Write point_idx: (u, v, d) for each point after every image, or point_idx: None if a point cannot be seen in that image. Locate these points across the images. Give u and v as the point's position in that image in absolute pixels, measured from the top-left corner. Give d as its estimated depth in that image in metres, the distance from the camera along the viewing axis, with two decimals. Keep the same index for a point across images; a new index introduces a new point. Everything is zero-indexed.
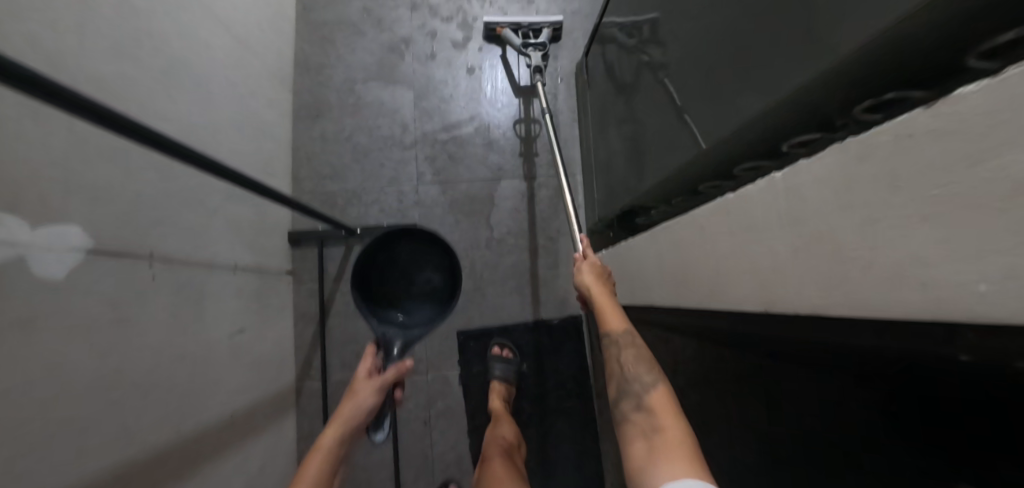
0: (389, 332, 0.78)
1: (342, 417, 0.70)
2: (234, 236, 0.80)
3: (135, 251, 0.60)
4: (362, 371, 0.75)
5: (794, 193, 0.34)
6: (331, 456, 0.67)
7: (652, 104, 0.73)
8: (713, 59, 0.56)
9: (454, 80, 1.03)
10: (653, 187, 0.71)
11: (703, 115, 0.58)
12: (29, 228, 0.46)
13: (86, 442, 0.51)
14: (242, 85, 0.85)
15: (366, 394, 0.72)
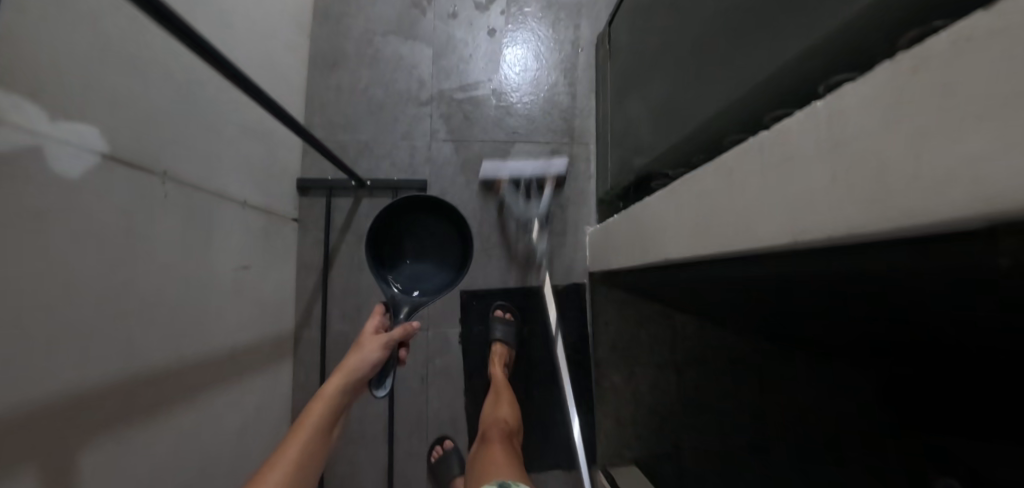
0: (398, 296, 0.77)
1: (346, 368, 0.70)
2: (245, 172, 0.79)
3: (149, 166, 0.58)
4: (370, 327, 0.74)
5: (837, 119, 0.34)
6: (332, 405, 0.68)
7: (669, 67, 0.73)
8: (734, 10, 0.55)
9: (475, 41, 1.02)
10: (670, 148, 0.71)
11: (722, 70, 0.58)
12: (47, 119, 0.45)
13: (90, 348, 0.50)
14: (263, 22, 0.83)
15: (372, 349, 0.71)
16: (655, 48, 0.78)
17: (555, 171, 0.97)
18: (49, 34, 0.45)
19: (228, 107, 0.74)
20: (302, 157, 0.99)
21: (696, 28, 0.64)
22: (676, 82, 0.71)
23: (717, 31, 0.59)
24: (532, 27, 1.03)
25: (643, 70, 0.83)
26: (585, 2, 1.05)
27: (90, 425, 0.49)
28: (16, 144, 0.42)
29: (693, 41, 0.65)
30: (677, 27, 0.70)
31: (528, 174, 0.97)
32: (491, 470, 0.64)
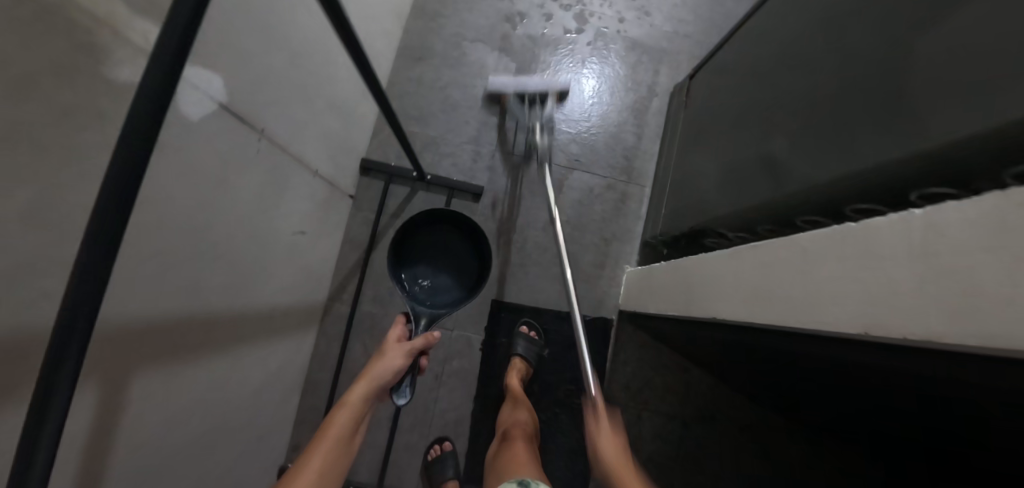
0: (418, 306, 0.79)
1: (370, 376, 0.72)
2: (322, 143, 0.82)
3: (252, 122, 0.61)
4: (393, 335, 0.76)
5: (934, 233, 0.36)
6: (356, 411, 0.71)
7: (747, 136, 0.74)
8: (836, 96, 0.55)
9: (556, 65, 1.06)
10: (730, 210, 0.73)
11: (808, 150, 0.58)
12: (192, 68, 0.48)
13: (166, 282, 0.52)
14: (369, 8, 0.87)
15: (394, 357, 0.74)
16: (733, 110, 0.81)
17: (558, 85, 0.98)
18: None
19: (325, 80, 0.77)
20: (371, 138, 1.02)
21: (787, 106, 0.65)
22: (745, 148, 0.73)
23: (806, 114, 0.60)
24: (612, 63, 1.07)
25: (716, 127, 0.85)
26: (669, 52, 1.08)
27: (147, 355, 0.51)
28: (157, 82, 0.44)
29: (781, 117, 0.66)
30: (766, 100, 0.71)
31: (533, 87, 0.98)
32: (516, 470, 0.66)
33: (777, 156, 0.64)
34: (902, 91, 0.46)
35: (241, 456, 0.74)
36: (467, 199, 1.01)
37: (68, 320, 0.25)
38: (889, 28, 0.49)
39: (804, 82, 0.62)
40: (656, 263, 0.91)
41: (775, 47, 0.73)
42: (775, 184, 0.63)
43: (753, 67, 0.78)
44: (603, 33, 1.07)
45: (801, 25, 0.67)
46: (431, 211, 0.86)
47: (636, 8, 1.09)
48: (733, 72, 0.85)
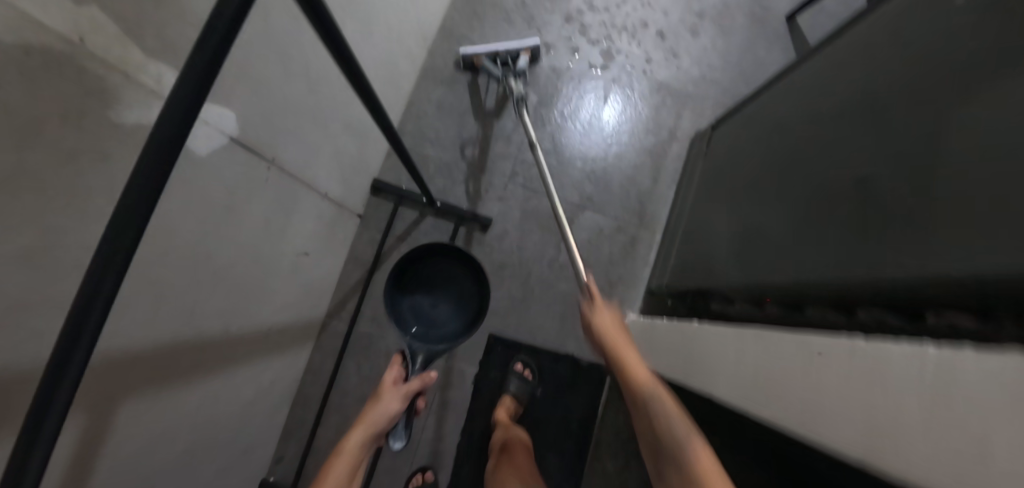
0: (414, 343, 0.76)
1: (366, 421, 0.74)
2: (334, 166, 0.82)
3: (263, 153, 0.61)
4: (388, 378, 0.77)
5: (948, 379, 0.33)
6: (352, 460, 0.73)
7: (766, 205, 0.71)
8: (861, 187, 0.53)
9: (577, 101, 1.04)
10: (739, 280, 0.70)
11: (825, 237, 0.55)
12: (218, 117, 0.51)
13: (161, 312, 0.51)
14: (393, 33, 0.86)
15: (389, 401, 0.75)
16: (754, 172, 0.78)
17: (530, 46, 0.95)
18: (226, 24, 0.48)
19: (343, 105, 0.77)
20: (385, 158, 1.02)
21: (810, 184, 0.63)
22: (762, 219, 0.70)
23: (829, 201, 0.58)
24: (635, 104, 1.05)
25: (735, 186, 0.82)
26: (694, 96, 1.06)
27: (137, 384, 0.50)
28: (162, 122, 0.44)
29: (802, 194, 0.63)
30: (789, 172, 0.68)
31: (502, 48, 0.95)
32: None
33: (795, 238, 0.61)
34: (929, 199, 0.43)
35: (225, 472, 0.74)
36: (474, 228, 1.00)
37: (68, 342, 0.22)
38: (923, 128, 0.47)
39: (832, 164, 0.60)
40: (660, 318, 0.88)
41: (804, 116, 0.70)
42: (789, 267, 0.60)
43: (778, 132, 0.76)
44: (629, 72, 1.06)
45: (833, 100, 0.65)
46: (432, 244, 0.84)
47: (665, 48, 1.07)
48: (757, 131, 0.82)
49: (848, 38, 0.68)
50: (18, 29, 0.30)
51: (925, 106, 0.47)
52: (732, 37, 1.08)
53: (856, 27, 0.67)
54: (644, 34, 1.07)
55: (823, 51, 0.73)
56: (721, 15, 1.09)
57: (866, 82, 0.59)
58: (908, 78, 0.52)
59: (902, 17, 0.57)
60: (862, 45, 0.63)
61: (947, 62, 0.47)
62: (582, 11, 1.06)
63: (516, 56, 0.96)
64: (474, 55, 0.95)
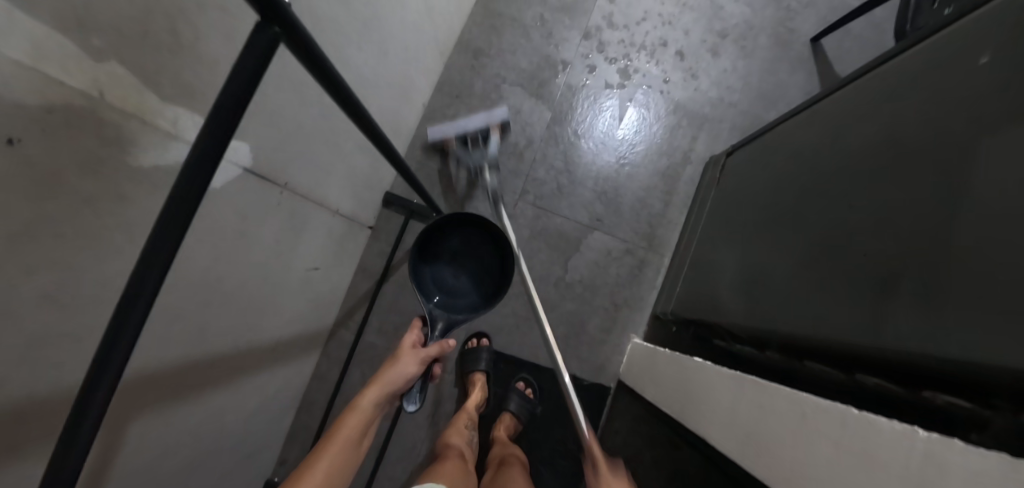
0: (434, 310, 0.82)
1: (383, 380, 0.77)
2: (346, 185, 0.83)
3: (275, 180, 0.63)
4: (408, 341, 0.81)
5: (930, 470, 0.33)
6: (367, 415, 0.74)
7: (774, 245, 0.70)
8: (873, 245, 0.51)
9: (592, 120, 1.04)
10: (741, 321, 0.70)
11: (834, 292, 0.54)
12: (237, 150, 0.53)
13: (171, 336, 0.54)
14: (410, 50, 0.86)
15: (408, 363, 0.79)
16: (766, 207, 0.76)
17: (497, 118, 0.96)
18: (234, 61, 0.48)
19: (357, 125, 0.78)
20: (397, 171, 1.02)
21: (821, 231, 0.61)
22: (769, 261, 0.69)
23: (839, 255, 0.56)
24: (650, 124, 1.04)
25: (746, 221, 0.81)
26: (711, 118, 1.06)
27: (147, 403, 0.53)
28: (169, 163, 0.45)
29: (813, 240, 0.62)
30: (799, 214, 0.67)
31: (471, 128, 0.96)
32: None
33: (800, 287, 0.60)
34: (944, 272, 0.42)
35: (230, 476, 0.77)
36: None
37: (99, 366, 0.25)
38: (944, 193, 0.45)
39: (844, 213, 0.58)
40: (662, 348, 0.88)
41: (822, 155, 0.68)
42: (793, 317, 0.59)
43: (792, 169, 0.74)
44: (646, 93, 1.05)
45: (850, 145, 0.63)
46: (462, 214, 0.85)
47: (684, 69, 1.06)
48: (771, 163, 0.81)
49: (870, 79, 0.66)
50: (41, 93, 0.31)
51: (948, 171, 0.46)
52: (754, 59, 1.08)
53: (882, 67, 0.65)
54: (663, 53, 1.06)
55: (844, 88, 0.71)
56: (744, 35, 1.09)
57: (886, 131, 0.57)
58: (930, 136, 0.49)
59: (928, 66, 0.55)
60: (886, 89, 0.61)
61: (971, 124, 0.45)
62: (602, 28, 1.05)
63: (485, 132, 0.98)
64: (443, 137, 0.95)
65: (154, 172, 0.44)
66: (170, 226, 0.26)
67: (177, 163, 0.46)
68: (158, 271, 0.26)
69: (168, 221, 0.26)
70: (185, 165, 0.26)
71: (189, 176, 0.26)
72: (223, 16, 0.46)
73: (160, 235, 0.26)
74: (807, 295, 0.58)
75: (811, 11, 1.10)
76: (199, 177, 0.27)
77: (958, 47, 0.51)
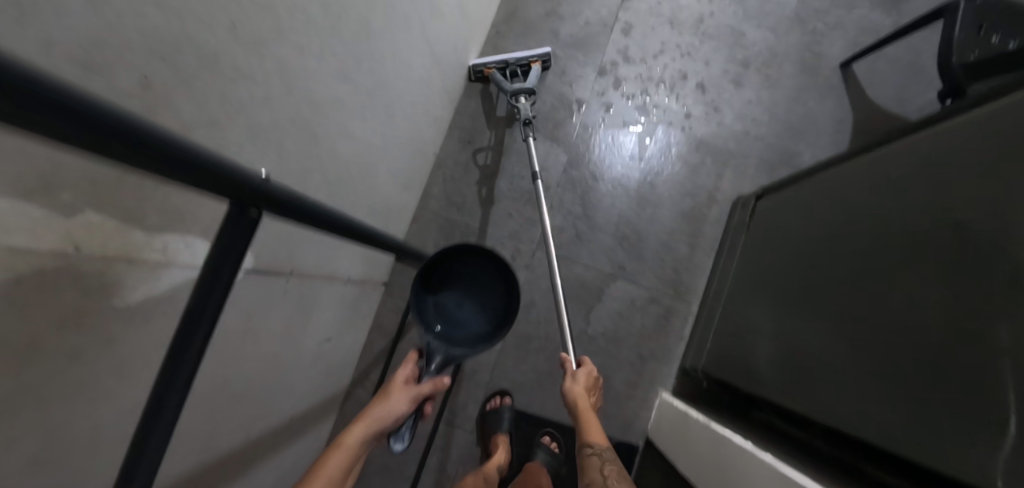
0: (433, 343, 0.76)
1: (371, 418, 0.70)
2: (356, 251, 0.79)
3: (280, 270, 0.58)
4: (400, 375, 0.74)
5: None
6: (352, 454, 0.68)
7: (806, 313, 0.65)
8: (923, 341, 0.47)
9: (610, 161, 0.99)
10: (766, 393, 0.67)
11: (888, 394, 0.49)
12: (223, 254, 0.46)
13: (175, 457, 0.49)
14: (419, 105, 0.83)
15: (400, 401, 0.72)
16: (799, 266, 0.71)
17: (540, 55, 0.95)
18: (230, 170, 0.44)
19: (365, 191, 0.73)
20: (410, 223, 0.98)
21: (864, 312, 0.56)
22: (801, 330, 0.65)
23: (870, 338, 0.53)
24: (671, 163, 1.00)
25: (778, 277, 0.75)
26: (737, 153, 1.00)
27: None
28: (163, 289, 0.42)
29: (845, 316, 0.58)
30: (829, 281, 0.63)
31: (513, 58, 0.94)
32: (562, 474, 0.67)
33: (832, 370, 0.57)
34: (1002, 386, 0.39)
35: None
36: None
37: None
38: (999, 288, 0.42)
39: (889, 296, 0.53)
40: (688, 406, 0.85)
41: (859, 216, 0.63)
42: (826, 401, 0.57)
43: (823, 225, 0.69)
44: (667, 130, 1.01)
45: (893, 213, 0.57)
46: (472, 247, 0.83)
47: (706, 102, 1.02)
48: (805, 216, 0.74)
49: (916, 138, 0.59)
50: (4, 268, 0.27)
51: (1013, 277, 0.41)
52: (780, 88, 1.03)
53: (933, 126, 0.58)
54: (683, 87, 1.02)
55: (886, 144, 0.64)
56: (768, 63, 1.04)
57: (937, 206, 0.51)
58: (994, 227, 0.44)
59: (982, 138, 0.49)
60: (932, 154, 0.55)
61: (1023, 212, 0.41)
62: (617, 63, 1.03)
63: (525, 67, 0.95)
64: (486, 64, 0.95)
65: (144, 301, 0.40)
66: (172, 390, 0.28)
67: (170, 286, 0.42)
68: (145, 463, 0.28)
69: (152, 426, 0.27)
70: (162, 376, 0.27)
71: (165, 380, 0.27)
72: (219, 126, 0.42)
73: (146, 429, 0.27)
74: (839, 378, 0.56)
75: (839, 33, 1.05)
76: (178, 375, 0.28)
77: (1016, 121, 0.45)
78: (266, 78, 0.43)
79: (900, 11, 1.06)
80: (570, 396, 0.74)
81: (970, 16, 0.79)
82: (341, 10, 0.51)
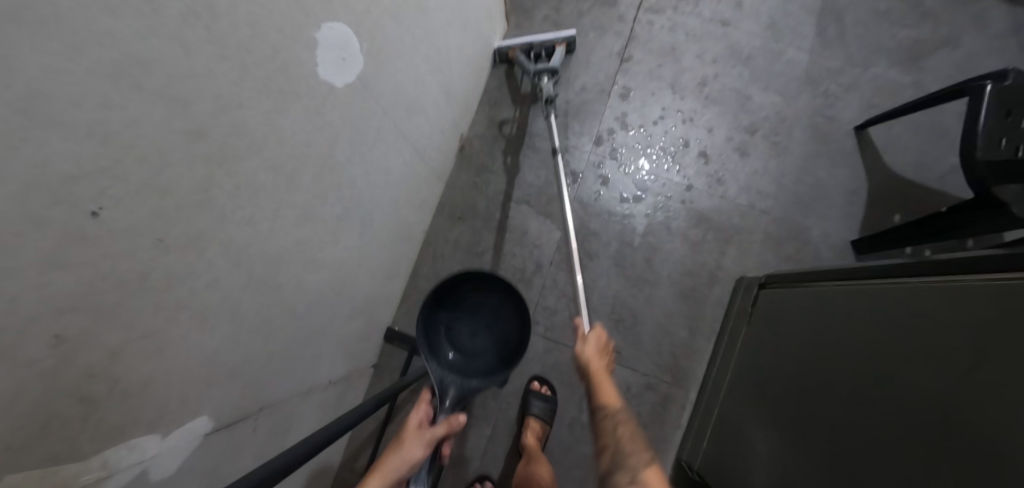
0: (446, 378, 0.75)
1: (384, 468, 0.63)
2: (337, 352, 0.77)
3: (247, 413, 0.56)
4: (414, 421, 0.71)
5: None
6: None
7: (794, 443, 0.62)
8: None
9: (605, 236, 0.96)
10: None
11: None
12: (160, 439, 0.42)
13: None
14: (402, 199, 0.80)
15: (415, 445, 0.67)
16: (789, 383, 0.68)
17: (565, 38, 0.95)
18: (179, 360, 0.41)
19: (344, 298, 0.71)
20: (399, 303, 0.97)
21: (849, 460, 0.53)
22: (788, 461, 0.62)
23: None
24: (672, 239, 0.95)
25: (773, 388, 0.71)
26: (741, 228, 0.95)
27: None
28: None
29: (833, 459, 0.55)
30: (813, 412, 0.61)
31: (539, 40, 0.95)
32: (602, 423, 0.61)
33: None
34: None
35: None
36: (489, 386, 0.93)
37: None
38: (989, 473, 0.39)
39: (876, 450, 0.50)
40: None
41: (850, 347, 0.60)
42: None
43: (814, 346, 0.66)
44: (666, 203, 0.96)
45: (893, 357, 0.52)
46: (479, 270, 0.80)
47: (708, 173, 0.97)
48: (803, 327, 0.70)
49: (921, 278, 0.55)
50: None
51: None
52: (789, 156, 0.97)
53: (935, 268, 0.54)
54: (684, 156, 0.97)
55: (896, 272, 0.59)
56: (776, 129, 0.98)
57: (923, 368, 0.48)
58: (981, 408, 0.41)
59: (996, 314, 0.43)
60: (935, 305, 0.51)
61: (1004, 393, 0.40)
62: (614, 131, 0.98)
63: (549, 50, 0.96)
64: (511, 46, 0.96)
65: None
66: None
67: None
68: None
69: None
70: None
71: None
72: (165, 326, 0.39)
73: None
74: None
75: (853, 95, 0.98)
76: None
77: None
78: (209, 263, 0.41)
79: (920, 69, 0.98)
80: (582, 359, 0.69)
81: (996, 100, 0.69)
82: (297, 164, 0.48)
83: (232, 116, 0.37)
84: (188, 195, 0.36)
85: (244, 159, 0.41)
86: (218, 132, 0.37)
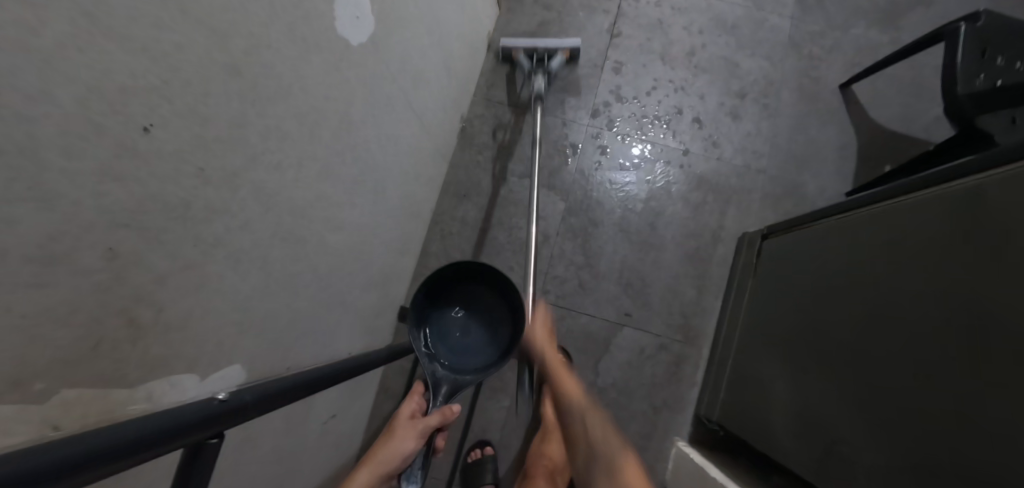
0: (438, 373, 0.71)
1: (376, 459, 0.65)
2: (355, 324, 0.78)
3: (276, 372, 0.57)
4: (407, 411, 0.71)
5: None
6: None
7: (808, 373, 0.64)
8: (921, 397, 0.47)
9: (608, 203, 0.98)
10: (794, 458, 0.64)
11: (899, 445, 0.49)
12: (199, 381, 0.44)
13: None
14: (410, 173, 0.82)
15: (407, 436, 0.67)
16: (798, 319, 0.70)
17: (569, 46, 0.92)
18: (214, 300, 0.43)
19: (360, 268, 0.73)
20: (410, 282, 0.98)
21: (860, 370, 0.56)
22: (805, 388, 0.64)
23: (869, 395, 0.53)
24: (673, 203, 0.98)
25: (783, 328, 0.73)
26: (739, 188, 0.98)
27: None
28: None
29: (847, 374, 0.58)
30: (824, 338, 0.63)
31: (542, 44, 0.93)
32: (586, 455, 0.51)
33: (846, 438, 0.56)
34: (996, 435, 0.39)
35: None
36: None
37: None
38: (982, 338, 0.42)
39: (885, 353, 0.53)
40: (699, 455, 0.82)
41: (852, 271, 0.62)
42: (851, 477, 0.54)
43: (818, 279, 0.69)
44: (664, 168, 0.99)
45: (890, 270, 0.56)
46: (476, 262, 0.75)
47: (703, 138, 1.00)
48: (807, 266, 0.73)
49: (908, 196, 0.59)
50: None
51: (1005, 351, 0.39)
52: (780, 116, 1.01)
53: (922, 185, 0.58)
54: (679, 123, 1.01)
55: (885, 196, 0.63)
56: (764, 92, 1.02)
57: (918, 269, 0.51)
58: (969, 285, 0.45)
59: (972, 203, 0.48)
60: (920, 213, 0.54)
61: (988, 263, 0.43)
62: (610, 103, 1.02)
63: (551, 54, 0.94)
64: (512, 47, 0.94)
65: None
66: None
67: None
68: None
69: None
70: None
71: None
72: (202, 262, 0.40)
73: None
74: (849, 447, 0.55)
75: (836, 56, 1.02)
76: None
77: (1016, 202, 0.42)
78: (241, 204, 0.42)
79: (897, 28, 1.03)
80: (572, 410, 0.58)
81: (973, 39, 0.73)
82: (318, 117, 0.50)
83: (262, 56, 0.40)
84: (224, 129, 0.38)
85: (272, 103, 0.43)
86: (249, 71, 0.39)
